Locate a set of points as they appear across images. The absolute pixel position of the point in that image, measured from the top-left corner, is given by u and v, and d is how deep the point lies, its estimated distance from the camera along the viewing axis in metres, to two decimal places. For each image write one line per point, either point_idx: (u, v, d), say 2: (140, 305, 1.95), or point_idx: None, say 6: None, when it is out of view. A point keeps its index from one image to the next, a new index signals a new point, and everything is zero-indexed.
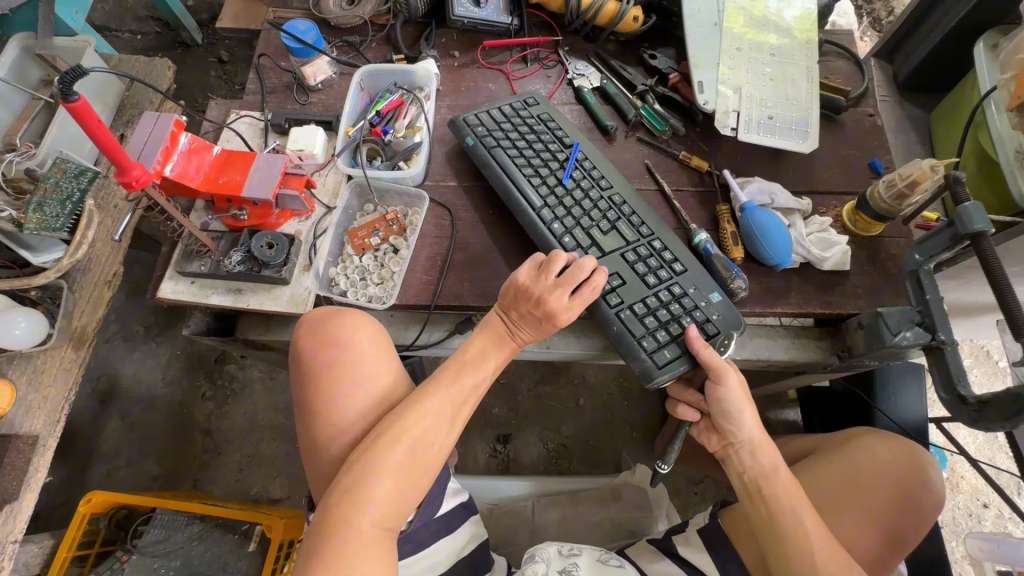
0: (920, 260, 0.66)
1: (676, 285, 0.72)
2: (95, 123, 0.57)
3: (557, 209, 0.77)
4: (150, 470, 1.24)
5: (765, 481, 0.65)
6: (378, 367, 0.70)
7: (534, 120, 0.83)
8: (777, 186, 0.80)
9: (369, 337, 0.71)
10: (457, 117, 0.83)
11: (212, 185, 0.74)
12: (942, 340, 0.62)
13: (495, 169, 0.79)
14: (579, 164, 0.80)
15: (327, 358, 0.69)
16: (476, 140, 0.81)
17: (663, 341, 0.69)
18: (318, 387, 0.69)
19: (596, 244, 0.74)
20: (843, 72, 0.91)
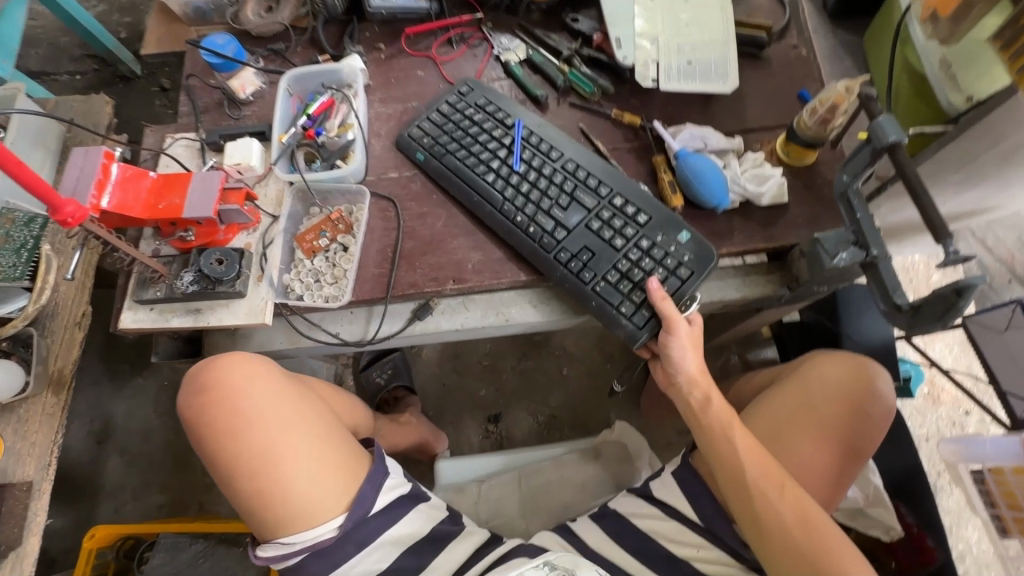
0: (847, 180, 0.66)
1: (647, 239, 0.74)
2: (16, 165, 0.57)
3: (514, 193, 0.78)
4: (156, 499, 1.26)
5: (714, 409, 0.72)
6: (259, 395, 0.72)
7: (474, 111, 0.84)
8: (709, 129, 0.81)
9: (243, 370, 0.73)
10: (399, 137, 0.84)
11: (152, 211, 0.74)
12: (874, 254, 0.64)
13: (443, 169, 0.81)
14: (527, 142, 0.81)
15: (214, 403, 0.72)
16: (421, 151, 0.83)
17: (639, 303, 0.72)
18: (216, 433, 0.71)
19: (555, 220, 0.76)
20: (765, 6, 0.91)
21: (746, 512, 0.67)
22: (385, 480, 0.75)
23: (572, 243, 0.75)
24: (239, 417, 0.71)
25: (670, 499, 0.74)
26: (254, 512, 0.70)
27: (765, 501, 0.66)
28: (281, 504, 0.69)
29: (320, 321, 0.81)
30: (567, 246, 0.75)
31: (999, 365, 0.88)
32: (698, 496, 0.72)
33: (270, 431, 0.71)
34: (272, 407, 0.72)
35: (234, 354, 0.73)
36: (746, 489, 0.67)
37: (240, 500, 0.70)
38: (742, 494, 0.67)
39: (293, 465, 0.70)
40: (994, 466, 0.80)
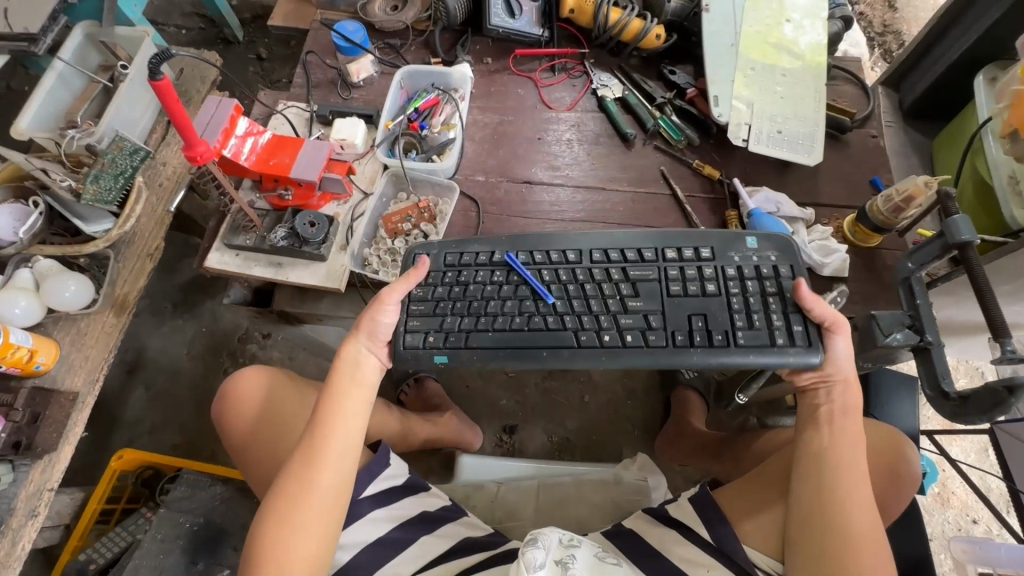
0: (913, 267, 0.71)
1: (741, 266, 0.72)
2: (173, 101, 0.63)
3: (564, 321, 0.71)
4: (170, 438, 1.29)
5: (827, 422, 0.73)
6: (260, 391, 0.81)
7: (447, 281, 0.74)
8: (783, 196, 0.86)
9: (252, 380, 0.82)
10: (396, 359, 0.71)
11: (262, 166, 0.80)
12: (929, 340, 0.68)
13: (469, 363, 0.71)
14: (531, 260, 0.74)
15: (238, 406, 0.81)
16: (426, 354, 0.71)
17: (783, 324, 0.69)
18: (232, 432, 0.81)
19: (648, 309, 0.71)
20: (849, 94, 0.97)
21: (809, 524, 0.70)
22: (383, 472, 0.78)
23: (678, 323, 0.70)
24: (248, 416, 0.80)
25: (684, 519, 0.78)
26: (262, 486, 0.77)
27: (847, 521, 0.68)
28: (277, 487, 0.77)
29: None
30: (677, 328, 0.70)
31: (1017, 469, 0.93)
32: (715, 522, 0.76)
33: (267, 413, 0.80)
34: (278, 406, 0.81)
35: (248, 368, 0.83)
36: (828, 502, 0.69)
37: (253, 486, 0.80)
38: (825, 506, 0.70)
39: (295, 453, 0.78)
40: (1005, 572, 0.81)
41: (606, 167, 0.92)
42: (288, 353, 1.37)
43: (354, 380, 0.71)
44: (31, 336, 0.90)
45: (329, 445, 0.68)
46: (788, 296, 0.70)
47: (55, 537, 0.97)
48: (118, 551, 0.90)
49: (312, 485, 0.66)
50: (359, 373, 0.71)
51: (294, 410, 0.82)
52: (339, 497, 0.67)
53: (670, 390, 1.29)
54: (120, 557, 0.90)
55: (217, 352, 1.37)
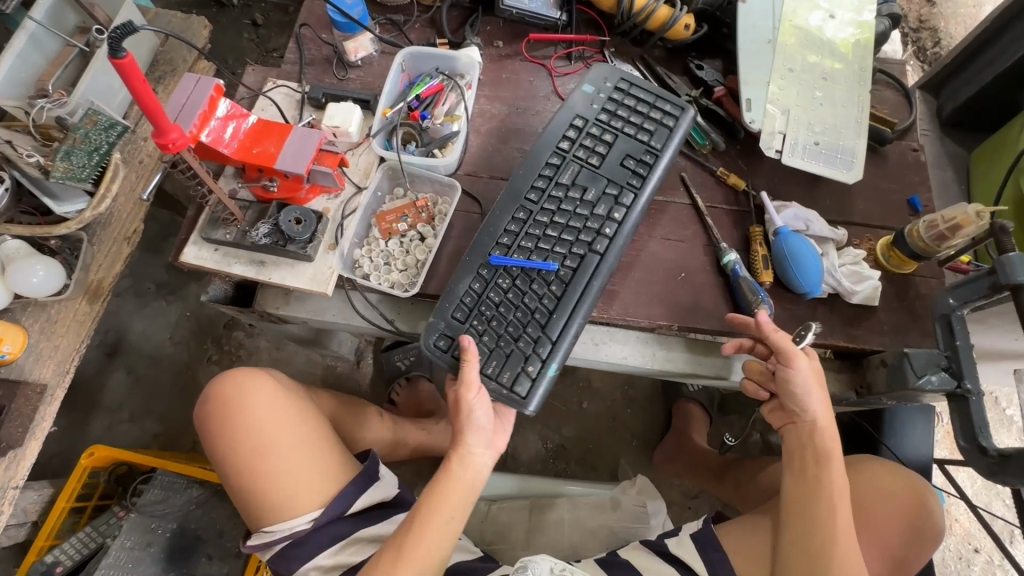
0: (955, 304, 0.65)
1: (603, 108, 0.80)
2: (140, 82, 0.56)
3: (575, 256, 0.73)
4: (150, 426, 1.24)
5: (814, 460, 0.69)
6: (253, 398, 0.73)
7: (478, 328, 0.70)
8: (813, 213, 0.78)
9: (243, 379, 0.74)
10: (531, 407, 0.68)
11: (245, 154, 0.73)
12: (968, 388, 0.62)
13: (564, 345, 0.69)
14: (505, 248, 0.73)
15: (221, 408, 0.73)
16: (544, 377, 0.69)
17: (664, 114, 0.79)
18: (220, 438, 0.73)
19: (610, 196, 0.75)
20: (891, 100, 0.89)
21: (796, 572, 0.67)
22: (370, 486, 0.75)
23: (618, 171, 0.76)
24: (240, 424, 0.72)
25: (686, 560, 0.73)
26: (251, 505, 0.71)
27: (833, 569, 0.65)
28: (266, 497, 0.70)
29: (378, 303, 0.79)
30: (623, 178, 0.76)
31: None
32: (716, 562, 0.72)
33: (259, 425, 0.72)
34: (270, 409, 0.73)
35: (237, 367, 0.75)
36: (812, 548, 0.67)
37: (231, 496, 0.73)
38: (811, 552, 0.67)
39: (287, 459, 0.71)
40: None
41: None
42: (276, 343, 1.31)
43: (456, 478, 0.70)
44: None
45: (423, 538, 0.68)
46: (642, 95, 0.81)
47: (22, 533, 0.92)
48: (88, 553, 0.86)
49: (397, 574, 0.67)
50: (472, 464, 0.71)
51: (299, 410, 0.75)
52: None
53: (672, 401, 1.23)
54: (89, 560, 0.86)
55: (202, 339, 1.31)
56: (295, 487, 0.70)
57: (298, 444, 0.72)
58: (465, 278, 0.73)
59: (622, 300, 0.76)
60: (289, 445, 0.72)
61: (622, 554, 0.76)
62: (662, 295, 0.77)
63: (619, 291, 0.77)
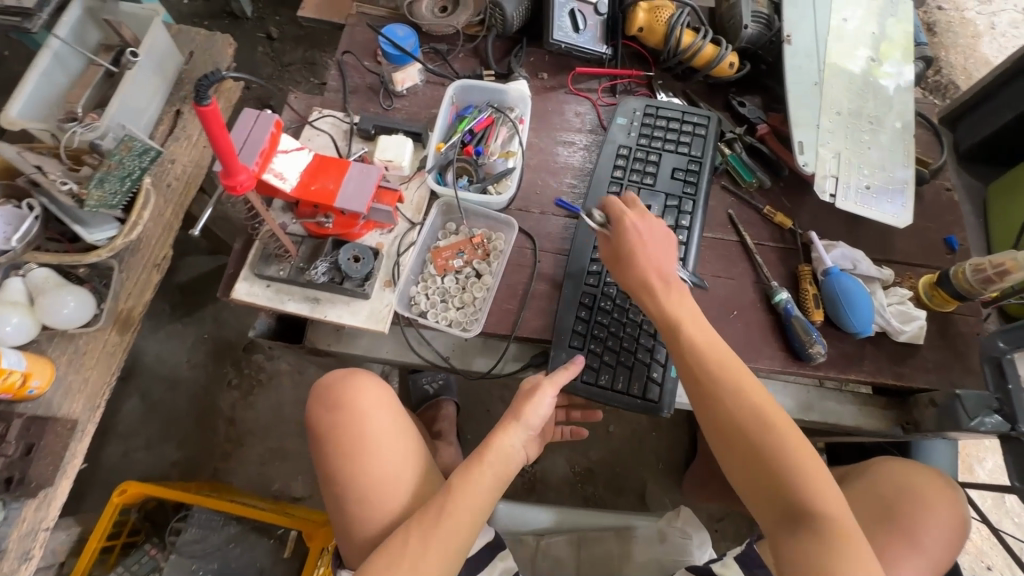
0: (1004, 347, 0.67)
1: (640, 133, 0.85)
2: (218, 127, 0.54)
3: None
4: (168, 453, 1.20)
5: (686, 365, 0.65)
6: (379, 416, 0.75)
7: (598, 351, 0.74)
8: (859, 252, 0.81)
9: (370, 391, 0.76)
10: (667, 410, 0.72)
11: (303, 191, 0.71)
12: (1023, 432, 0.64)
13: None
14: (597, 274, 0.77)
15: (339, 421, 0.74)
16: (668, 380, 0.73)
17: (696, 128, 0.85)
18: (340, 450, 0.73)
19: (672, 209, 0.81)
20: (924, 139, 0.92)
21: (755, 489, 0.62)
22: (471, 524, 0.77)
23: (671, 186, 0.82)
24: (365, 440, 0.72)
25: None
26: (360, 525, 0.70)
27: (782, 472, 0.60)
28: (380, 521, 0.70)
29: (432, 339, 0.78)
30: (676, 191, 0.82)
31: None
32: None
33: (384, 444, 0.73)
34: (392, 430, 0.74)
35: (359, 377, 0.77)
36: (750, 458, 0.62)
37: (339, 511, 0.72)
38: (756, 464, 0.62)
39: (399, 483, 0.71)
40: None
41: None
42: (297, 365, 1.28)
43: (481, 464, 0.68)
44: (25, 358, 0.80)
45: (438, 527, 0.64)
46: (673, 114, 0.86)
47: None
48: None
49: (412, 561, 0.62)
50: (491, 449, 0.69)
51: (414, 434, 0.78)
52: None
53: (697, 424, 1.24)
54: None
55: (220, 362, 1.27)
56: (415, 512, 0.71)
57: (416, 473, 0.73)
58: (570, 309, 0.76)
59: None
60: (409, 469, 0.73)
61: None
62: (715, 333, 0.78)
63: None
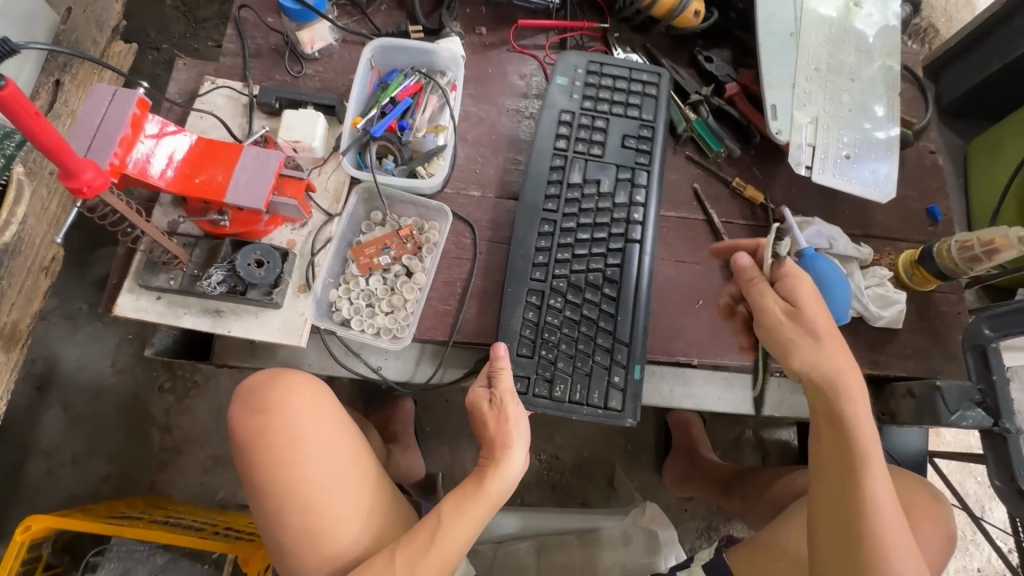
0: (990, 335, 0.61)
1: (584, 95, 0.72)
2: (31, 116, 0.41)
3: (614, 251, 0.68)
4: (98, 468, 1.10)
5: (863, 448, 0.58)
6: (317, 422, 0.60)
7: (550, 358, 0.64)
8: (836, 228, 0.73)
9: (304, 390, 0.61)
10: (632, 418, 0.63)
11: (186, 185, 0.59)
12: (1006, 427, 0.58)
13: (639, 342, 0.65)
14: (543, 268, 0.67)
15: (265, 427, 0.60)
16: (632, 382, 0.64)
17: (646, 86, 0.73)
18: (268, 463, 0.59)
19: (625, 182, 0.69)
20: (908, 95, 0.82)
21: (825, 504, 0.59)
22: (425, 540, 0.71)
23: (622, 155, 0.70)
24: (300, 450, 0.59)
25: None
26: (298, 547, 0.58)
27: (874, 544, 0.55)
28: (332, 547, 0.58)
29: (359, 349, 0.68)
30: (628, 161, 0.70)
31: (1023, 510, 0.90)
32: None
33: (327, 457, 0.59)
34: (333, 436, 0.61)
35: (290, 372, 0.62)
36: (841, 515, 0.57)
37: (270, 528, 0.59)
38: (843, 487, 0.58)
39: (344, 500, 0.59)
40: None
41: None
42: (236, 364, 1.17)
43: (469, 484, 0.60)
44: None
45: (427, 555, 0.56)
46: (619, 70, 0.73)
47: None
48: None
49: None
50: (485, 469, 0.60)
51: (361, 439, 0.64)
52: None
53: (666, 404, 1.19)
54: None
55: (149, 365, 1.15)
56: (372, 528, 0.60)
57: (370, 483, 0.62)
58: (515, 311, 0.66)
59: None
60: (361, 480, 0.61)
61: None
62: (676, 326, 0.70)
63: None
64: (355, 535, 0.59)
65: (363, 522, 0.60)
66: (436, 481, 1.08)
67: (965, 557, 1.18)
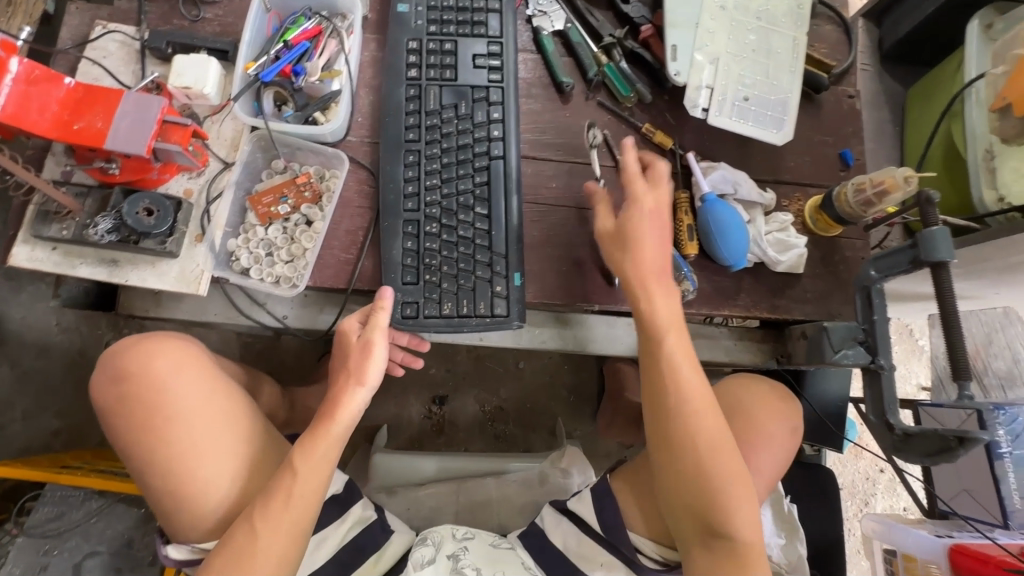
0: (876, 276, 0.62)
1: (428, 20, 0.73)
2: None
3: (481, 170, 0.70)
4: (49, 424, 1.12)
5: (680, 396, 0.59)
6: (182, 383, 0.61)
7: (433, 280, 0.66)
8: (742, 174, 0.73)
9: (167, 353, 0.62)
10: (519, 320, 0.66)
11: (64, 131, 0.58)
12: (881, 364, 0.61)
13: (515, 253, 0.68)
14: (414, 197, 0.68)
15: (127, 393, 0.61)
16: (513, 290, 0.67)
17: (489, 7, 0.74)
18: (136, 426, 0.60)
19: (481, 102, 0.72)
20: (831, 37, 0.81)
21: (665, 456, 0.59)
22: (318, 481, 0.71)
23: (476, 77, 0.72)
24: (163, 412, 0.60)
25: (581, 514, 0.65)
26: (172, 506, 0.60)
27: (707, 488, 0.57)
28: (206, 502, 0.60)
29: (264, 300, 0.69)
30: (481, 84, 0.72)
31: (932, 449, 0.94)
32: (608, 507, 0.64)
33: (192, 417, 0.61)
34: (198, 396, 0.62)
35: (153, 338, 0.63)
36: (679, 467, 0.58)
37: (147, 493, 0.61)
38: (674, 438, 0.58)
39: (213, 456, 0.61)
40: (907, 555, 0.84)
41: (537, 129, 0.74)
42: None
43: (328, 433, 0.60)
44: None
45: (286, 512, 0.57)
46: None
47: None
48: None
49: (260, 542, 0.56)
50: (336, 419, 0.60)
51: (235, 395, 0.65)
52: (286, 565, 0.57)
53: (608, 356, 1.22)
54: None
55: (94, 323, 1.15)
56: (243, 487, 0.62)
57: (242, 439, 0.63)
58: (393, 242, 0.67)
59: (542, 282, 0.70)
60: (232, 436, 0.62)
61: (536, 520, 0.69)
62: (580, 272, 0.70)
63: (536, 272, 0.70)
64: (227, 489, 0.61)
65: (232, 482, 0.61)
66: (379, 431, 1.11)
67: (892, 497, 1.24)
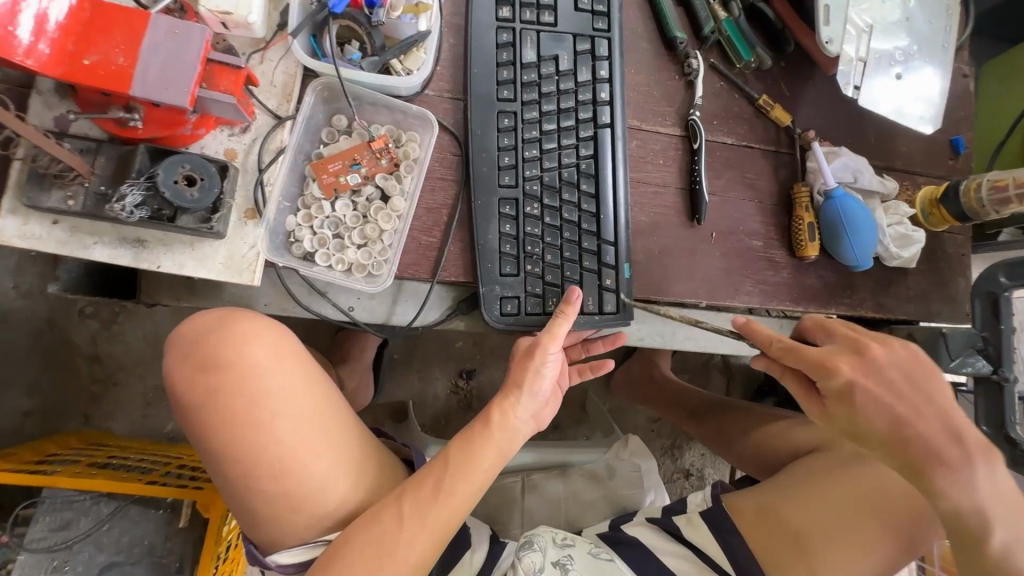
0: (1005, 283, 0.58)
1: None
2: None
3: (586, 140, 0.59)
4: (18, 403, 0.96)
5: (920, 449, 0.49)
6: (280, 373, 0.52)
7: (536, 271, 0.57)
8: (863, 160, 0.66)
9: (260, 336, 0.52)
10: (629, 318, 0.58)
11: (70, 68, 0.42)
12: (1004, 375, 0.59)
13: (625, 241, 0.59)
14: (511, 170, 0.57)
15: (214, 384, 0.50)
16: (623, 283, 0.59)
17: None
18: (226, 426, 0.50)
19: (585, 55, 0.60)
20: None
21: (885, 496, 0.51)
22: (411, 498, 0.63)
23: (579, 22, 0.60)
24: (262, 407, 0.50)
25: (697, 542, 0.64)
26: (277, 510, 0.52)
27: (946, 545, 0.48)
28: (319, 503, 0.52)
29: (324, 289, 0.57)
30: (586, 32, 0.60)
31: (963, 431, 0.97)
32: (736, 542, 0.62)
33: (294, 413, 0.51)
34: (298, 388, 0.52)
35: (240, 316, 0.52)
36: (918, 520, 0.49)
37: (241, 498, 0.52)
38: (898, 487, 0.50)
39: (322, 454, 0.52)
40: None
41: (642, 91, 0.64)
42: None
43: (486, 439, 0.55)
44: None
45: (437, 505, 0.52)
46: None
47: None
48: None
49: (409, 542, 0.50)
50: (495, 424, 0.55)
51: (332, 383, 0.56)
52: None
53: None
54: None
55: None
56: (358, 485, 0.54)
57: (347, 434, 0.54)
58: (488, 224, 0.57)
59: (647, 275, 0.62)
60: (339, 430, 0.54)
61: (628, 531, 0.68)
62: (686, 265, 0.63)
63: (640, 262, 0.62)
64: (342, 488, 0.53)
65: (346, 480, 0.53)
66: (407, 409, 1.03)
67: None
